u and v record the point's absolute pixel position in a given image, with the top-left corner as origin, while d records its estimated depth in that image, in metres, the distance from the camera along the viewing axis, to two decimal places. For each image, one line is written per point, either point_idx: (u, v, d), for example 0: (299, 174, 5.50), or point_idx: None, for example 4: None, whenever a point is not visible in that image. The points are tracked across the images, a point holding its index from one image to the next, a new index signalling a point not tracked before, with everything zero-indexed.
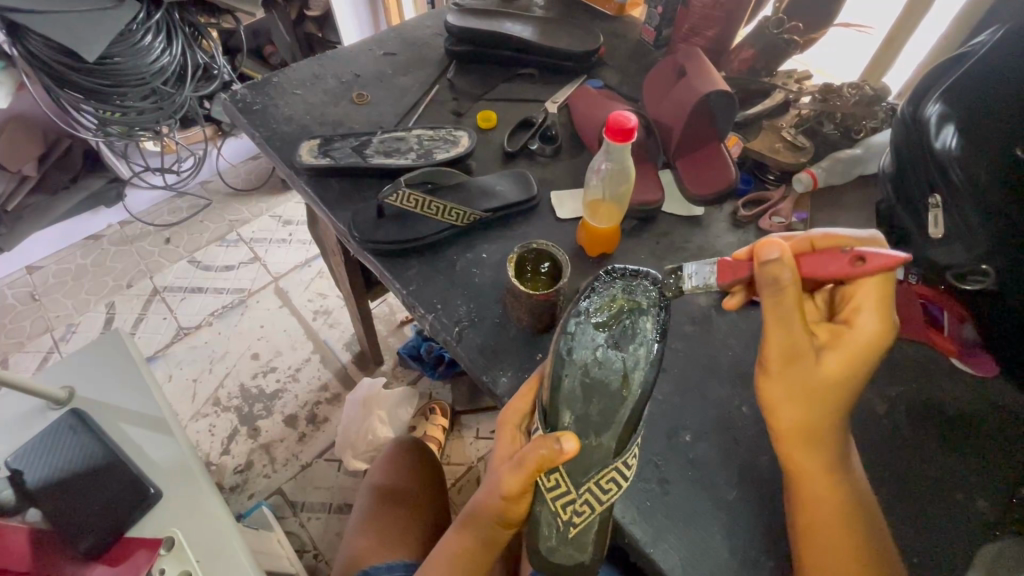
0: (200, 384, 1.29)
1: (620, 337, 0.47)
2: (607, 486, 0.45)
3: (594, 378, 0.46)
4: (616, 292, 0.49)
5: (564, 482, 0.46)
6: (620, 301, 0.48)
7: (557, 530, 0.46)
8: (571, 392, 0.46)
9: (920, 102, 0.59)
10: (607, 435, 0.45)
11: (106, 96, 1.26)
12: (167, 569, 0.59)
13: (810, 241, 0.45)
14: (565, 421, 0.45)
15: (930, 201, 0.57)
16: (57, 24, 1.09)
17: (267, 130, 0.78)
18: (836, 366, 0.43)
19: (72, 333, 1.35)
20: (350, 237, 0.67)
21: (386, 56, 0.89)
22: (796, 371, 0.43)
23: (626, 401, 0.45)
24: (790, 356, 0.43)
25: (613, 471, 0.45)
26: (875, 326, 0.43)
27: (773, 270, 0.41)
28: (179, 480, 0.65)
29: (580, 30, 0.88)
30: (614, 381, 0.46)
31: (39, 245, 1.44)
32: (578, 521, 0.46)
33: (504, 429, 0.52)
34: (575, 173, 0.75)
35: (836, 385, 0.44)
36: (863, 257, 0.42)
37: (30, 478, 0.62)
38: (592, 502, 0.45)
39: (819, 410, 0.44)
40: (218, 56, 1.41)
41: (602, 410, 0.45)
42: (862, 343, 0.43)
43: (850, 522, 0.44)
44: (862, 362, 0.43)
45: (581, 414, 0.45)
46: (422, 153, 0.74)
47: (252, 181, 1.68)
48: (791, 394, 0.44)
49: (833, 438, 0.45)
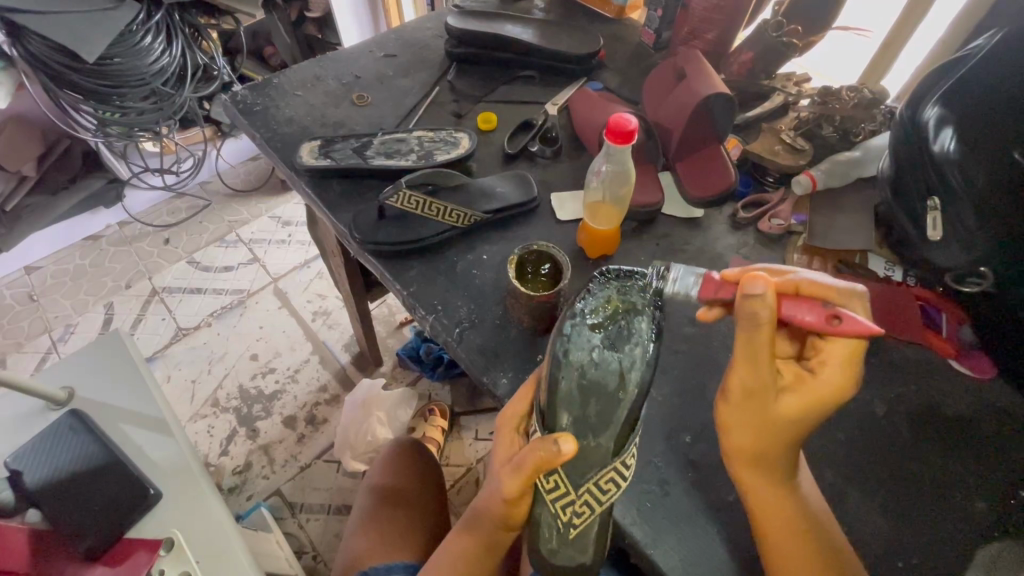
0: (199, 385, 1.28)
1: (616, 337, 0.46)
2: (606, 486, 0.45)
3: (590, 380, 0.45)
4: (610, 293, 0.48)
5: (563, 483, 0.46)
6: (615, 301, 0.48)
7: (557, 532, 0.47)
8: (568, 395, 0.45)
9: (919, 104, 0.59)
10: (605, 436, 0.45)
11: (105, 96, 1.26)
12: (167, 570, 0.59)
13: (797, 285, 0.42)
14: (563, 422, 0.45)
15: (929, 204, 0.57)
16: (57, 24, 1.09)
17: (267, 131, 0.78)
18: (790, 407, 0.42)
19: (70, 333, 1.35)
20: (351, 238, 0.67)
21: (387, 58, 0.89)
22: (752, 402, 0.42)
23: (623, 402, 0.45)
24: (748, 387, 0.42)
25: (612, 471, 0.45)
26: (840, 381, 0.41)
27: (752, 307, 0.39)
28: (178, 480, 0.65)
29: (580, 33, 0.89)
30: (612, 381, 0.45)
31: (36, 246, 1.43)
32: (579, 522, 0.46)
33: (502, 432, 0.51)
34: (575, 174, 0.75)
35: (786, 423, 0.43)
36: (841, 316, 0.40)
37: (29, 478, 0.62)
38: (591, 503, 0.45)
39: (773, 442, 0.43)
40: (218, 57, 1.41)
41: (600, 412, 0.45)
42: (816, 393, 0.42)
43: (812, 546, 0.44)
44: (817, 411, 0.42)
45: (579, 415, 0.45)
46: (423, 155, 0.74)
47: (251, 182, 1.68)
48: (745, 422, 0.44)
49: (786, 470, 0.45)
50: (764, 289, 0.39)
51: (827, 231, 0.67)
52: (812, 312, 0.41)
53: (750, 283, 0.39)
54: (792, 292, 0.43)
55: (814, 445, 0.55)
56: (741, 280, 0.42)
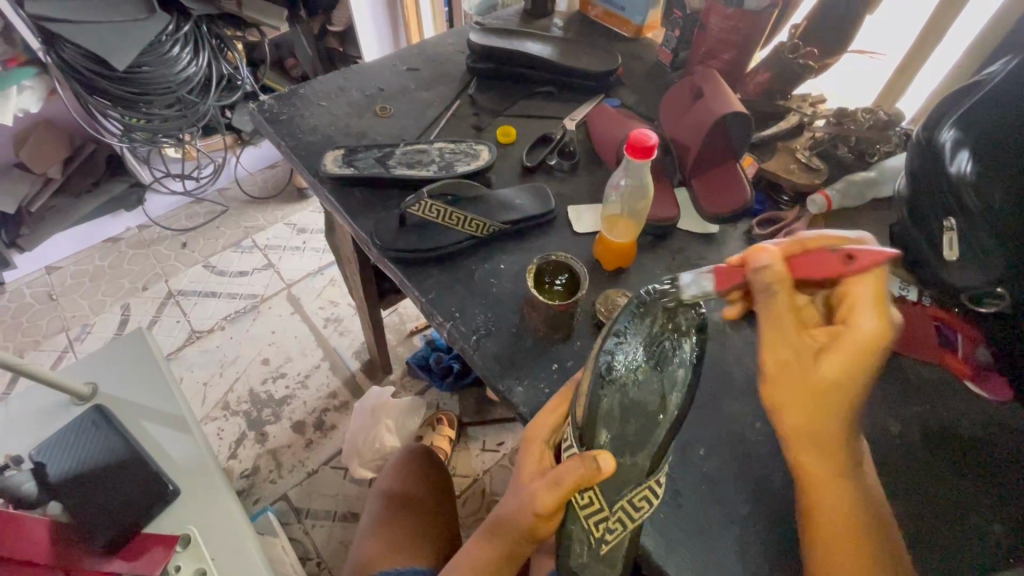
0: (211, 387, 1.30)
1: (659, 359, 0.49)
2: (640, 504, 0.46)
3: (632, 401, 0.48)
4: (660, 311, 0.48)
5: (598, 500, 0.47)
6: (660, 323, 0.49)
7: (589, 546, 0.48)
8: (609, 412, 0.47)
9: (935, 126, 0.60)
10: (642, 457, 0.48)
11: (132, 103, 1.31)
12: (183, 565, 0.60)
13: (803, 241, 0.42)
14: (602, 439, 0.47)
15: (946, 224, 0.57)
16: (90, 33, 1.16)
17: (292, 139, 0.80)
18: (838, 390, 0.41)
19: (87, 333, 1.38)
20: (372, 245, 0.68)
21: (409, 71, 0.92)
22: (793, 372, 0.41)
23: (661, 422, 0.48)
24: (785, 357, 0.41)
25: (647, 491, 0.47)
26: (876, 327, 0.40)
27: (762, 279, 0.40)
28: (197, 478, 0.66)
29: (599, 51, 0.91)
30: (651, 404, 0.48)
31: (59, 247, 1.47)
32: (610, 538, 0.47)
33: (531, 445, 0.51)
34: (592, 188, 0.77)
35: (834, 387, 0.41)
36: (853, 254, 0.39)
37: (52, 471, 0.63)
38: (624, 520, 0.47)
39: (827, 405, 0.42)
40: (242, 67, 1.45)
41: (638, 431, 0.48)
42: (859, 345, 0.40)
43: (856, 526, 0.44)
44: (861, 372, 0.41)
45: (617, 434, 0.48)
46: (443, 166, 0.76)
47: (269, 189, 1.71)
48: (801, 403, 0.42)
49: (841, 446, 0.44)
50: (768, 258, 0.40)
51: None
52: (826, 264, 0.40)
53: (752, 257, 0.41)
54: (800, 252, 0.42)
55: None
56: (745, 257, 0.42)
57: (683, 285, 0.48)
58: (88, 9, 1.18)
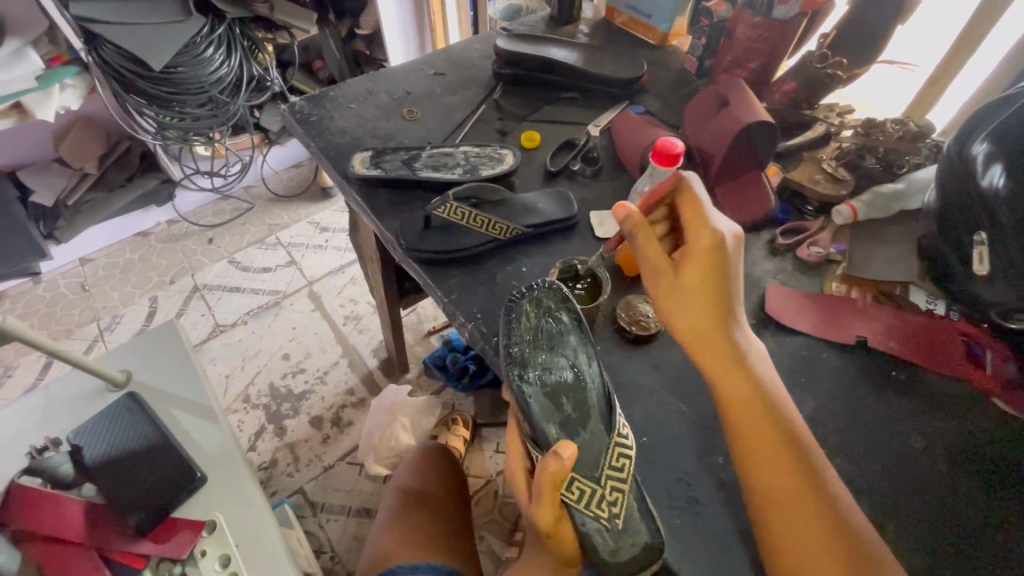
0: (233, 379, 1.33)
1: (551, 343, 0.55)
2: (620, 463, 0.50)
3: (551, 385, 0.53)
4: (529, 310, 0.57)
5: (585, 484, 0.49)
6: (534, 318, 0.56)
7: (608, 533, 0.48)
8: (542, 409, 0.52)
9: (966, 141, 0.59)
10: (593, 423, 0.52)
11: (167, 102, 1.35)
12: (209, 550, 0.62)
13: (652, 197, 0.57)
14: (553, 433, 0.51)
15: (976, 238, 0.57)
16: (129, 34, 1.21)
17: (322, 141, 0.82)
18: (685, 318, 0.51)
19: (117, 323, 1.42)
20: (397, 245, 0.70)
21: (436, 76, 0.93)
22: (671, 292, 0.51)
23: (587, 385, 0.54)
24: (662, 273, 0.52)
25: (618, 448, 0.50)
26: (708, 236, 0.50)
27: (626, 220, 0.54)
28: (222, 466, 0.68)
29: (624, 58, 0.92)
30: (568, 377, 0.54)
31: (93, 240, 1.53)
32: (618, 509, 0.48)
33: (515, 476, 0.51)
34: (615, 194, 0.77)
35: (698, 319, 0.50)
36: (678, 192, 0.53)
37: (88, 454, 0.66)
38: (617, 485, 0.49)
39: (706, 338, 0.50)
40: (272, 69, 1.49)
41: (575, 407, 0.53)
42: (704, 257, 0.50)
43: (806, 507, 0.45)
44: (701, 295, 0.50)
45: (561, 419, 0.52)
46: (468, 169, 0.77)
47: (294, 188, 1.75)
48: (696, 338, 0.51)
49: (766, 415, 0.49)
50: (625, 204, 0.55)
51: (867, 261, 0.67)
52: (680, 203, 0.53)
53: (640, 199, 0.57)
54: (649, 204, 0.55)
55: (848, 475, 0.54)
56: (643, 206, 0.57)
57: (544, 286, 0.58)
58: (128, 11, 1.22)
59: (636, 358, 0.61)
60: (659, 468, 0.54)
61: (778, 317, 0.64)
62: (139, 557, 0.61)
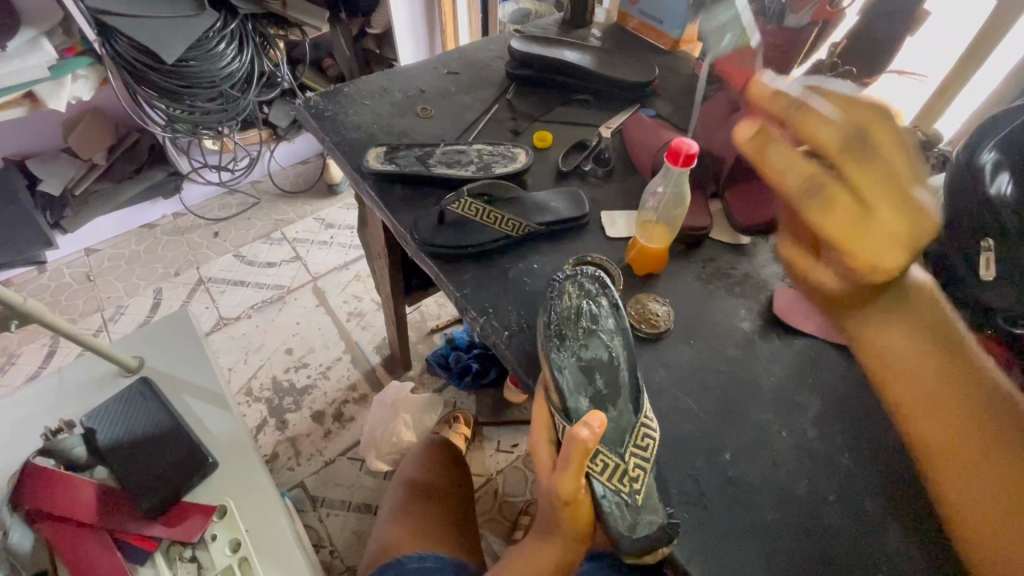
0: (236, 372, 1.34)
1: (592, 322, 0.57)
2: (643, 443, 0.52)
3: (586, 360, 0.55)
4: (571, 289, 0.58)
5: (610, 459, 0.52)
6: (575, 298, 0.58)
7: (626, 508, 0.50)
8: (574, 381, 0.54)
9: (974, 150, 0.61)
10: (621, 402, 0.54)
11: (177, 95, 1.36)
12: (219, 535, 0.64)
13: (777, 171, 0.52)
14: (583, 405, 0.53)
15: (982, 245, 0.58)
16: (142, 27, 1.22)
17: (336, 135, 0.83)
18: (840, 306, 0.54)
19: (121, 314, 1.43)
20: (410, 239, 0.71)
21: (449, 75, 0.94)
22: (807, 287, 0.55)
23: (621, 363, 0.56)
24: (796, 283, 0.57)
25: (643, 428, 0.52)
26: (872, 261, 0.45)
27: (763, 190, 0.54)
28: (236, 454, 0.71)
29: (636, 62, 0.93)
30: (603, 356, 0.56)
31: (99, 230, 1.53)
32: (638, 486, 0.51)
33: (537, 449, 0.53)
34: (626, 195, 0.78)
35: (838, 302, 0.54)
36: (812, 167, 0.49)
37: (101, 436, 0.68)
38: (640, 464, 0.51)
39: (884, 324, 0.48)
40: (282, 65, 1.50)
41: (607, 383, 0.55)
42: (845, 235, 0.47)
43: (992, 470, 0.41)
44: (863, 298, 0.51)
45: (592, 394, 0.54)
46: (482, 167, 0.78)
47: (300, 184, 1.76)
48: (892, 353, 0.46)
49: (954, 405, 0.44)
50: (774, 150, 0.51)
51: None
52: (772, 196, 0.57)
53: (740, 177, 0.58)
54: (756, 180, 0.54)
55: (854, 476, 0.54)
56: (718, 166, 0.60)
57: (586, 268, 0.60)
58: (143, 4, 1.24)
59: (647, 356, 0.62)
60: (670, 462, 0.54)
61: (783, 320, 0.64)
62: (150, 539, 0.63)
